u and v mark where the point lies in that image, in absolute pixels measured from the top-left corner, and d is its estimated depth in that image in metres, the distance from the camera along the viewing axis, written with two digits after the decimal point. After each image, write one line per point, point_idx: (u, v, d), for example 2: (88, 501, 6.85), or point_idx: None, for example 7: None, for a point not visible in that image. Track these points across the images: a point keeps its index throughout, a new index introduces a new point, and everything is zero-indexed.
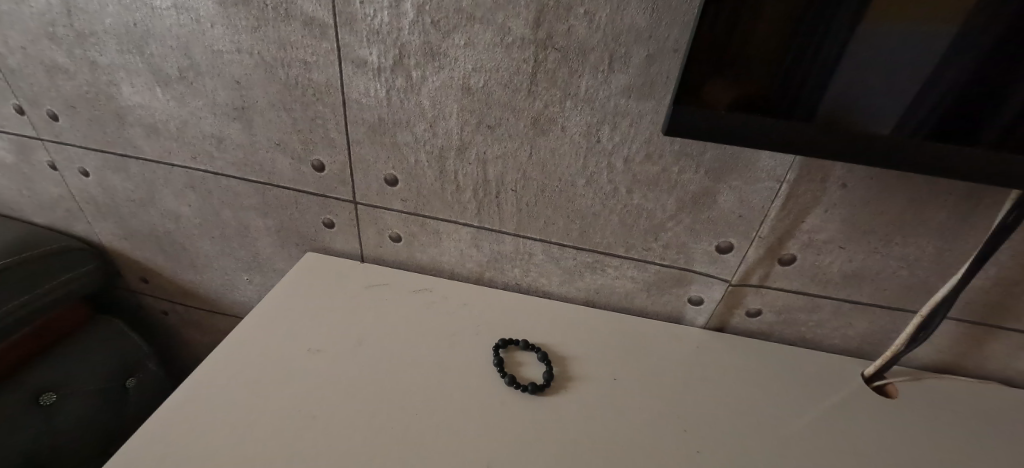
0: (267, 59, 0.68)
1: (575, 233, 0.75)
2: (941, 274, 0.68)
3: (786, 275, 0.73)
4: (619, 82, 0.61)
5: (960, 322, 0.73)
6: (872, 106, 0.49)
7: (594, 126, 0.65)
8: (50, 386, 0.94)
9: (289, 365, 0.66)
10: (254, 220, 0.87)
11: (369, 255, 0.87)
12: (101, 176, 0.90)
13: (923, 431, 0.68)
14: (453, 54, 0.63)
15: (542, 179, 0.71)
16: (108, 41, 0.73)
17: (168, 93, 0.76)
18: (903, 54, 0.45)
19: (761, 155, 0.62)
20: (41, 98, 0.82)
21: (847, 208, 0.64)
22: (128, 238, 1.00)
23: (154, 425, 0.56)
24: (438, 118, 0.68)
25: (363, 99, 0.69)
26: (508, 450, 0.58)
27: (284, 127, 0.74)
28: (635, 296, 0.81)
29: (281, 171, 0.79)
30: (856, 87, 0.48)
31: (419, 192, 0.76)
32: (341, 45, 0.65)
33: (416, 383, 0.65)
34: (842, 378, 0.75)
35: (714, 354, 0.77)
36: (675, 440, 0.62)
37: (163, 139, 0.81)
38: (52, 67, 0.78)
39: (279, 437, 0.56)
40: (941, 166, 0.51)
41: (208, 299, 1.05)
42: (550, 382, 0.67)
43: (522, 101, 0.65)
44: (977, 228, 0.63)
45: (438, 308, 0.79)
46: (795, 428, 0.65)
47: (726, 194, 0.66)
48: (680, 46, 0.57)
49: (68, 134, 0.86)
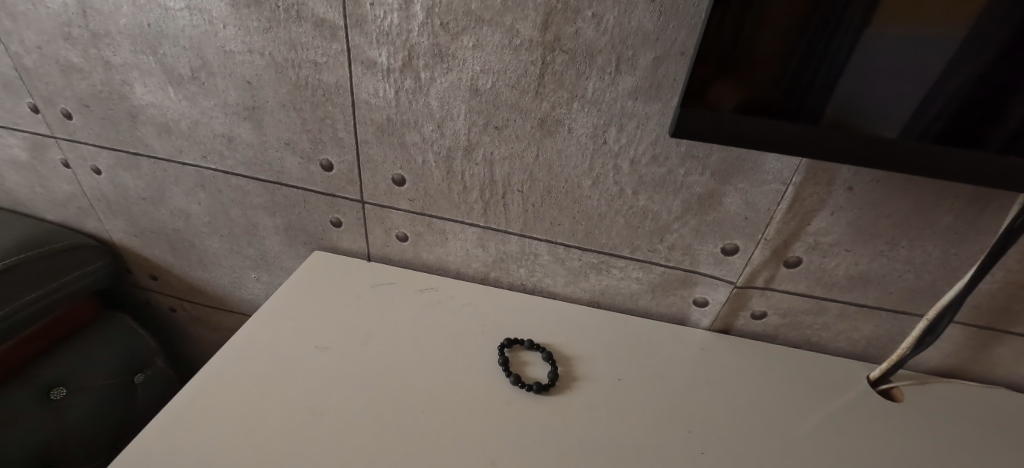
0: (278, 60, 0.69)
1: (580, 234, 0.76)
2: (947, 278, 0.68)
3: (791, 278, 0.73)
4: (627, 84, 0.61)
5: (966, 326, 0.73)
6: (879, 109, 0.49)
7: (601, 128, 0.65)
8: (60, 379, 0.95)
9: (296, 362, 0.67)
10: (262, 219, 0.88)
11: (376, 254, 0.88)
12: (113, 174, 0.92)
13: (929, 435, 0.67)
14: (461, 56, 0.63)
15: (548, 180, 0.71)
16: (122, 41, 0.74)
17: (180, 93, 0.77)
18: (910, 57, 0.46)
19: (767, 157, 0.62)
20: (56, 96, 0.84)
21: (853, 211, 0.64)
22: (139, 236, 1.01)
23: (164, 420, 0.57)
24: (446, 119, 0.69)
25: (372, 100, 0.70)
26: (512, 449, 0.58)
27: (293, 126, 0.75)
28: (640, 297, 0.81)
29: (290, 171, 0.80)
30: (862, 90, 0.48)
31: (426, 192, 0.77)
32: (351, 46, 0.66)
33: (421, 381, 0.66)
34: (847, 381, 0.75)
35: (718, 356, 0.77)
36: (678, 440, 0.62)
37: (174, 138, 0.82)
38: (67, 66, 0.79)
39: (287, 432, 0.57)
40: (948, 169, 0.51)
41: (215, 296, 1.06)
42: (555, 381, 0.68)
43: (528, 102, 0.65)
44: (985, 231, 0.63)
45: (443, 307, 0.79)
46: (799, 431, 0.65)
47: (732, 196, 0.67)
48: (687, 49, 0.57)
49: (81, 132, 0.87)
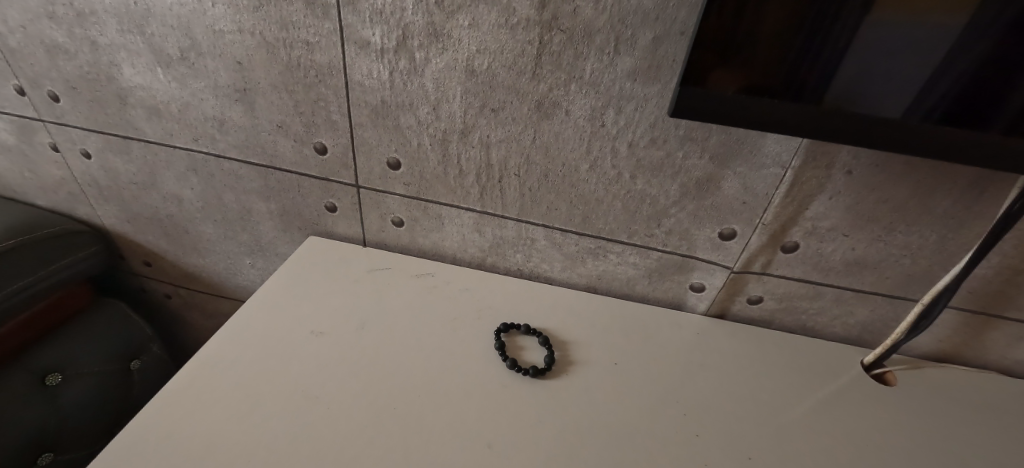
0: (269, 40, 0.68)
1: (578, 219, 0.75)
2: (944, 263, 0.68)
3: (789, 263, 0.73)
4: (626, 65, 0.60)
5: (961, 311, 0.73)
6: (883, 90, 0.48)
7: (599, 110, 0.64)
8: (54, 366, 0.95)
9: (291, 347, 0.66)
10: (256, 204, 0.87)
11: (372, 239, 0.87)
12: (103, 158, 0.90)
13: (921, 418, 0.68)
14: (456, 35, 0.62)
15: (545, 164, 0.70)
16: (108, 20, 0.72)
17: (169, 74, 0.75)
18: (915, 36, 0.45)
19: (766, 140, 0.62)
20: (42, 78, 0.82)
21: (851, 195, 0.64)
22: (131, 222, 1.00)
23: (155, 408, 0.57)
24: (441, 101, 0.68)
25: (366, 81, 0.68)
26: (508, 432, 0.58)
27: (286, 109, 0.74)
28: (637, 283, 0.81)
29: (283, 154, 0.79)
30: (866, 70, 0.47)
31: (421, 176, 0.76)
32: (344, 25, 0.64)
33: (417, 366, 0.66)
34: (842, 365, 0.76)
35: (715, 341, 0.77)
36: (674, 424, 0.62)
37: (164, 121, 0.81)
38: (52, 47, 0.77)
39: (282, 416, 0.57)
40: (949, 151, 0.51)
41: (210, 282, 1.05)
42: (551, 365, 0.68)
43: (526, 83, 0.64)
44: (983, 216, 0.63)
45: (439, 293, 0.79)
46: (794, 415, 0.66)
47: (730, 180, 0.66)
48: (688, 28, 0.56)
49: (69, 115, 0.86)
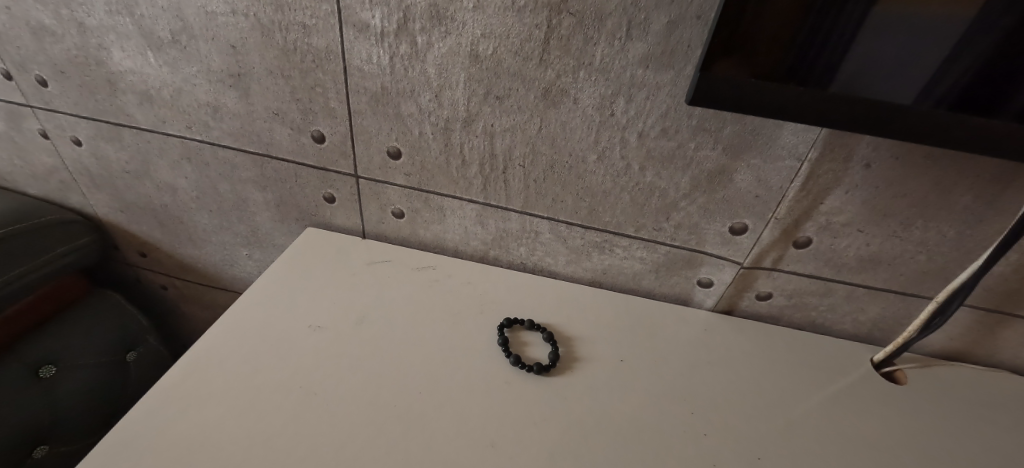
0: (265, 22, 0.65)
1: (584, 212, 0.73)
2: (960, 260, 0.66)
3: (801, 258, 0.70)
4: (637, 51, 0.57)
5: (975, 308, 0.71)
6: (894, 76, 0.46)
7: (607, 98, 0.62)
8: (49, 357, 0.93)
9: (290, 341, 0.64)
10: (252, 194, 0.85)
11: (372, 232, 0.85)
12: (94, 146, 0.87)
13: (934, 417, 0.67)
14: (461, 18, 0.59)
15: (552, 155, 0.68)
16: (96, 1, 0.69)
17: (160, 58, 0.72)
18: (931, 20, 0.42)
19: (783, 131, 0.59)
20: (29, 62, 0.79)
21: (868, 190, 0.62)
22: (126, 212, 0.97)
23: (146, 405, 0.55)
24: (443, 88, 0.65)
25: (366, 66, 0.66)
26: (511, 430, 0.57)
27: (283, 95, 0.71)
28: (644, 278, 0.79)
29: (280, 142, 0.77)
30: (877, 56, 0.45)
31: (422, 166, 0.74)
32: (342, 7, 0.61)
33: (418, 362, 0.64)
34: (853, 363, 0.74)
35: (722, 337, 0.75)
36: (681, 422, 0.61)
37: (156, 107, 0.78)
38: (39, 29, 0.74)
39: (280, 412, 0.55)
40: (962, 140, 0.48)
41: (207, 273, 1.03)
42: (556, 362, 0.66)
43: (532, 70, 0.61)
44: (1003, 212, 0.61)
45: (441, 286, 0.77)
46: (803, 413, 0.64)
47: (743, 173, 0.64)
48: (704, 12, 0.53)
49: (59, 101, 0.83)
